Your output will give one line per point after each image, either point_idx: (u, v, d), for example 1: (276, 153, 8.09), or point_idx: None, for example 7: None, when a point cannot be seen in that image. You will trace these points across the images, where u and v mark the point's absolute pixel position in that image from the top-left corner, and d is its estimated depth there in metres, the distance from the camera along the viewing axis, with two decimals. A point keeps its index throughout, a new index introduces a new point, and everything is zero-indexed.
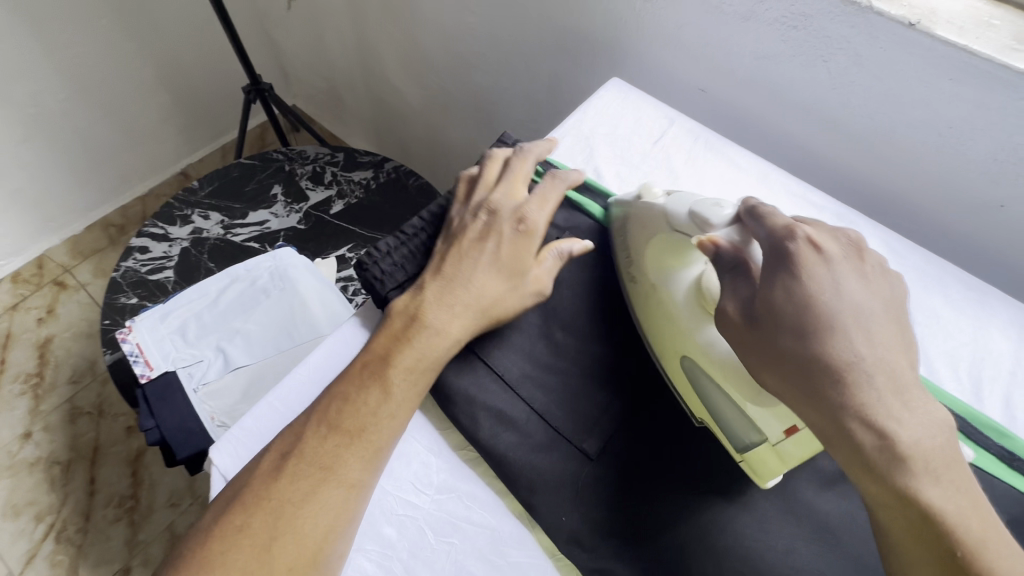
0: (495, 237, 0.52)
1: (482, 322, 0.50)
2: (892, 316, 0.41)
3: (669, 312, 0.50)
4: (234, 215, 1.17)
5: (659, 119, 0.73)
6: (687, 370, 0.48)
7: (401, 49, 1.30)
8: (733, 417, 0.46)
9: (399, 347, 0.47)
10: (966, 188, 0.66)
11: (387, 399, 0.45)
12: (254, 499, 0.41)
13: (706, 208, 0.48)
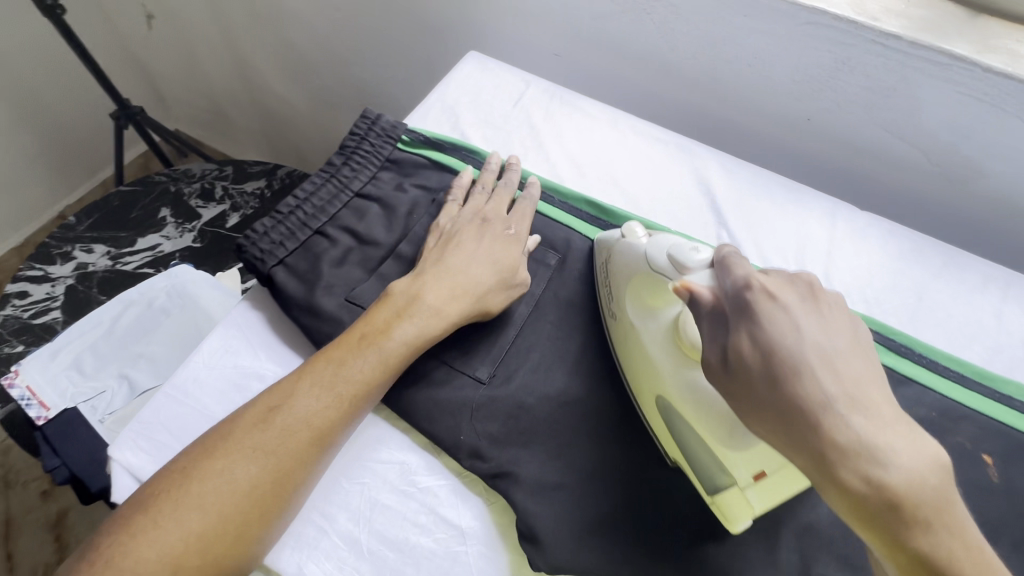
0: (486, 237, 0.57)
1: (475, 307, 0.53)
2: (857, 352, 0.37)
3: (644, 348, 0.50)
4: (121, 244, 1.12)
5: (517, 83, 0.79)
6: (662, 407, 0.48)
7: (276, 55, 1.29)
8: (703, 456, 0.46)
9: (397, 320, 0.51)
10: (778, 106, 0.78)
11: (381, 366, 0.49)
12: (239, 448, 0.44)
13: (683, 250, 0.47)
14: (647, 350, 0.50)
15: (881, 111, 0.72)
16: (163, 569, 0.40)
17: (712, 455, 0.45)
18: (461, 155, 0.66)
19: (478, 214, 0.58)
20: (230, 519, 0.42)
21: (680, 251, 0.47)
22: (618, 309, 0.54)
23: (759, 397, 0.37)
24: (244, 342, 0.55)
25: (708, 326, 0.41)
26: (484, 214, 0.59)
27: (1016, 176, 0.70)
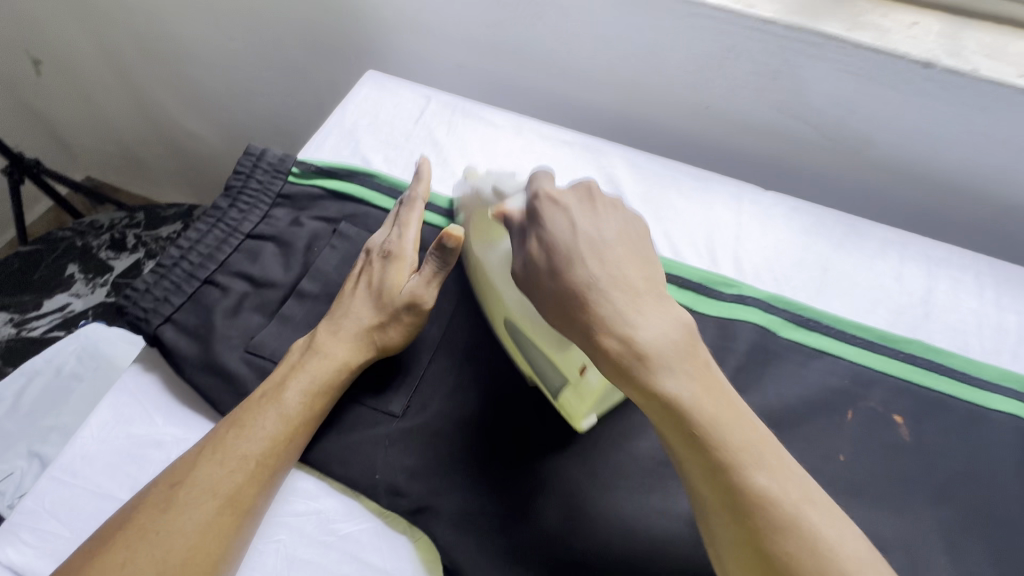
0: (368, 272, 0.55)
1: (370, 344, 0.52)
2: (622, 242, 0.47)
3: (486, 279, 0.53)
4: (26, 309, 1.04)
5: (416, 99, 0.78)
6: (509, 329, 0.52)
7: (177, 90, 1.23)
8: (544, 366, 0.50)
9: (294, 371, 0.50)
10: (679, 97, 0.79)
11: (284, 420, 0.47)
12: (137, 533, 0.42)
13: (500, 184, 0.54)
14: (490, 281, 0.52)
15: (771, 93, 0.74)
16: None
17: (550, 362, 0.49)
18: (358, 180, 0.64)
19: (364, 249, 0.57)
20: None
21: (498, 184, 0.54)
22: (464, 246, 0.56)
23: (572, 317, 0.44)
24: (138, 408, 0.51)
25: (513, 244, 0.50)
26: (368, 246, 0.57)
27: (899, 143, 0.73)
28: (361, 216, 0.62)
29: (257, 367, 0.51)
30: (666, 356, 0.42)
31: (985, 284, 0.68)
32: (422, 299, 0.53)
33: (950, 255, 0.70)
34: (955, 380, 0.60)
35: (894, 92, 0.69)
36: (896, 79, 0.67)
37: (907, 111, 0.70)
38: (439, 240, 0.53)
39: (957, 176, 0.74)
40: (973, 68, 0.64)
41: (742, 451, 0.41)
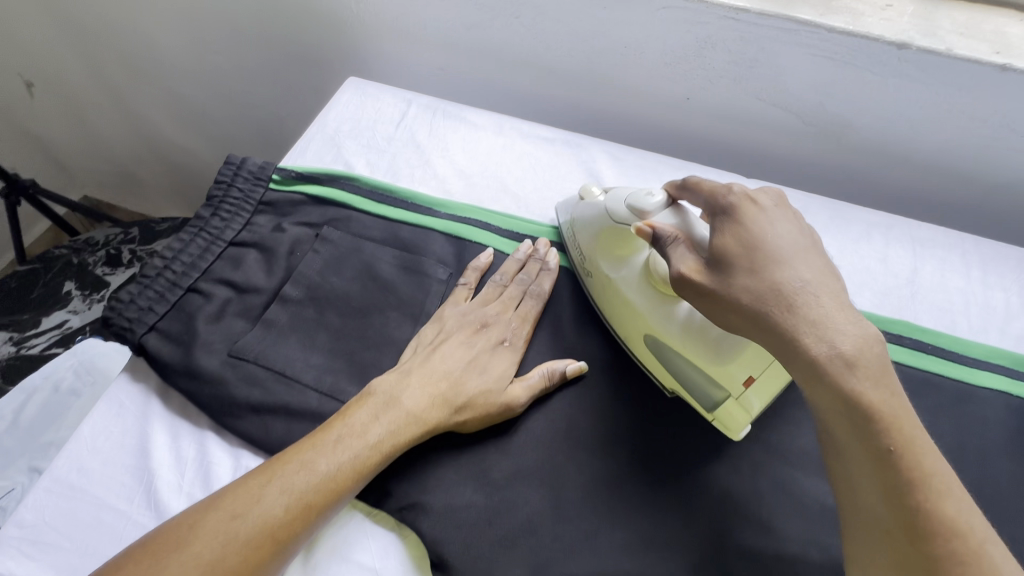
0: (479, 341, 0.54)
1: (452, 415, 0.50)
2: (811, 248, 0.45)
3: (620, 292, 0.54)
4: (25, 327, 1.05)
5: (398, 104, 0.78)
6: (651, 344, 0.52)
7: (168, 106, 1.25)
8: (697, 380, 0.50)
9: (378, 419, 0.48)
10: (659, 90, 0.80)
11: (358, 470, 0.46)
12: (191, 561, 0.40)
13: (638, 199, 0.53)
14: (626, 295, 0.53)
15: (749, 81, 0.74)
16: None
17: (700, 374, 0.50)
18: (339, 185, 0.65)
19: (478, 316, 0.56)
20: None
21: (635, 199, 0.53)
22: (590, 259, 0.58)
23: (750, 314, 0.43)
24: (129, 417, 0.52)
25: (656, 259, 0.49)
26: (487, 315, 0.56)
27: (881, 126, 0.73)
28: (342, 221, 0.63)
29: (241, 371, 0.52)
30: (862, 361, 0.39)
31: (971, 264, 0.68)
32: (515, 402, 0.51)
33: (935, 236, 0.70)
34: (941, 359, 0.60)
35: (871, 74, 0.69)
36: (872, 62, 0.67)
37: (887, 94, 0.70)
38: (565, 366, 0.53)
39: (940, 156, 0.74)
40: (947, 47, 0.64)
41: (930, 477, 0.37)
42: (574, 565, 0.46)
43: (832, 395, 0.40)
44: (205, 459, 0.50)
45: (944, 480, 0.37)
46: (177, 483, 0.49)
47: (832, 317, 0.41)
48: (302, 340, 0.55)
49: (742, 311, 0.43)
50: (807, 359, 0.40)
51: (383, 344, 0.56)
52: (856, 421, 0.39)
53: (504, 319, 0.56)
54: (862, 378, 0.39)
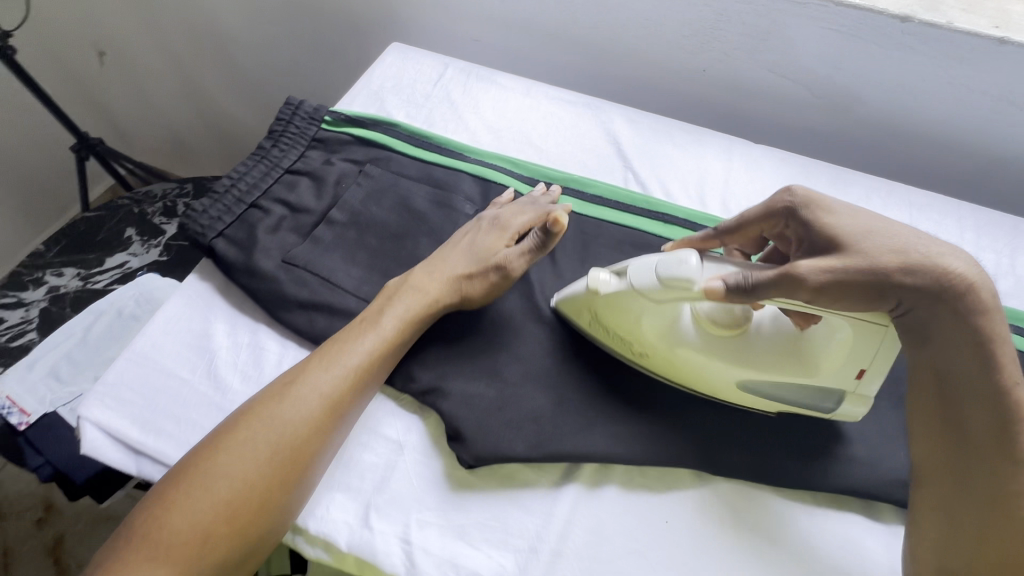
0: (473, 233, 0.62)
1: (451, 287, 0.58)
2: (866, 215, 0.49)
3: (697, 360, 0.52)
4: (91, 265, 1.17)
5: (435, 66, 0.86)
6: (746, 384, 0.52)
7: (224, 75, 1.36)
8: (809, 395, 0.52)
9: (393, 302, 0.56)
10: (676, 61, 0.86)
11: (382, 342, 0.54)
12: (255, 421, 0.48)
13: (668, 266, 0.47)
14: (706, 361, 0.52)
15: (762, 54, 0.80)
16: (192, 528, 0.44)
17: (812, 388, 0.51)
18: (381, 129, 0.73)
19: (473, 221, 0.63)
20: (248, 485, 0.46)
21: (666, 268, 0.47)
22: (637, 339, 0.54)
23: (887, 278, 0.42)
24: (197, 308, 0.61)
25: (759, 292, 0.43)
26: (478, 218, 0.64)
27: (885, 99, 0.78)
28: (382, 160, 0.71)
29: (292, 275, 0.60)
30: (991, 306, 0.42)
31: (965, 227, 0.72)
32: (506, 262, 0.58)
33: (932, 201, 0.74)
34: None
35: (876, 47, 0.73)
36: (876, 35, 0.72)
37: (891, 67, 0.74)
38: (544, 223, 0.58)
39: (943, 129, 0.78)
40: (948, 21, 0.68)
41: None
42: (572, 448, 0.52)
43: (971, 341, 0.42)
44: (260, 345, 0.59)
45: None
46: (233, 362, 0.58)
47: (951, 256, 0.43)
48: (345, 254, 0.63)
49: (869, 284, 0.43)
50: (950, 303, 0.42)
51: (413, 264, 0.64)
52: (983, 360, 0.42)
53: (493, 213, 0.64)
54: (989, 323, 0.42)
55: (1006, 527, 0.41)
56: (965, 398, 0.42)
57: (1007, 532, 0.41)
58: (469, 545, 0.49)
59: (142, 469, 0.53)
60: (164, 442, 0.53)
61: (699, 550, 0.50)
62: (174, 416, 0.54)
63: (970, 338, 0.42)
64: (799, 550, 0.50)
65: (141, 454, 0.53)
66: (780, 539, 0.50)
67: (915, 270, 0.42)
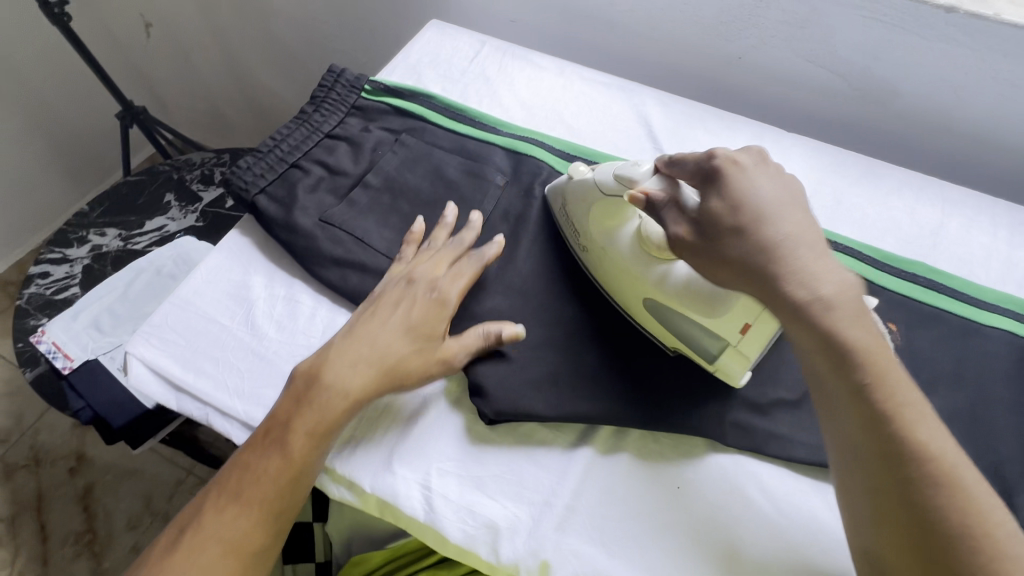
0: (406, 301, 0.56)
1: (384, 375, 0.53)
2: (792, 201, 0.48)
3: (622, 266, 0.56)
4: (132, 227, 1.22)
5: (472, 43, 0.87)
6: (650, 307, 0.55)
7: (264, 50, 1.39)
8: (698, 336, 0.53)
9: (297, 413, 0.50)
10: (712, 46, 0.86)
11: (289, 459, 0.49)
12: (225, 493, 0.49)
13: (628, 167, 0.54)
14: (629, 272, 0.55)
15: (799, 42, 0.80)
16: None
17: (699, 329, 0.52)
18: (417, 101, 0.75)
19: (405, 276, 0.58)
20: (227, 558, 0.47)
21: (626, 168, 0.54)
22: (586, 236, 0.59)
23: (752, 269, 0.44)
24: (239, 260, 0.64)
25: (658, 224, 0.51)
26: (411, 276, 0.58)
27: (924, 92, 0.77)
28: (418, 130, 0.73)
29: (329, 233, 0.63)
30: (840, 304, 0.42)
31: (999, 224, 0.71)
32: (449, 360, 0.54)
33: (966, 197, 0.73)
34: (950, 297, 0.64)
35: (919, 38, 0.72)
36: (919, 25, 0.71)
37: (933, 59, 0.73)
38: (497, 330, 0.55)
39: (981, 125, 0.77)
40: (995, 13, 0.67)
41: (906, 411, 0.40)
42: (592, 411, 0.54)
43: (815, 338, 0.42)
44: (296, 299, 0.62)
45: (916, 411, 0.40)
46: (270, 312, 0.60)
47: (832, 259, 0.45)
48: (378, 218, 0.65)
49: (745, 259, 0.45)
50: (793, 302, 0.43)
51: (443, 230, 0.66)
52: (839, 361, 0.41)
53: (430, 273, 0.58)
54: (843, 320, 0.42)
55: (904, 532, 0.38)
56: (831, 397, 0.42)
57: (906, 537, 0.38)
58: (487, 497, 0.51)
59: (182, 405, 0.56)
60: (204, 381, 0.56)
61: (712, 515, 0.51)
62: (213, 357, 0.58)
63: (814, 338, 0.42)
64: (813, 522, 0.50)
65: (182, 391, 0.57)
66: (793, 511, 0.51)
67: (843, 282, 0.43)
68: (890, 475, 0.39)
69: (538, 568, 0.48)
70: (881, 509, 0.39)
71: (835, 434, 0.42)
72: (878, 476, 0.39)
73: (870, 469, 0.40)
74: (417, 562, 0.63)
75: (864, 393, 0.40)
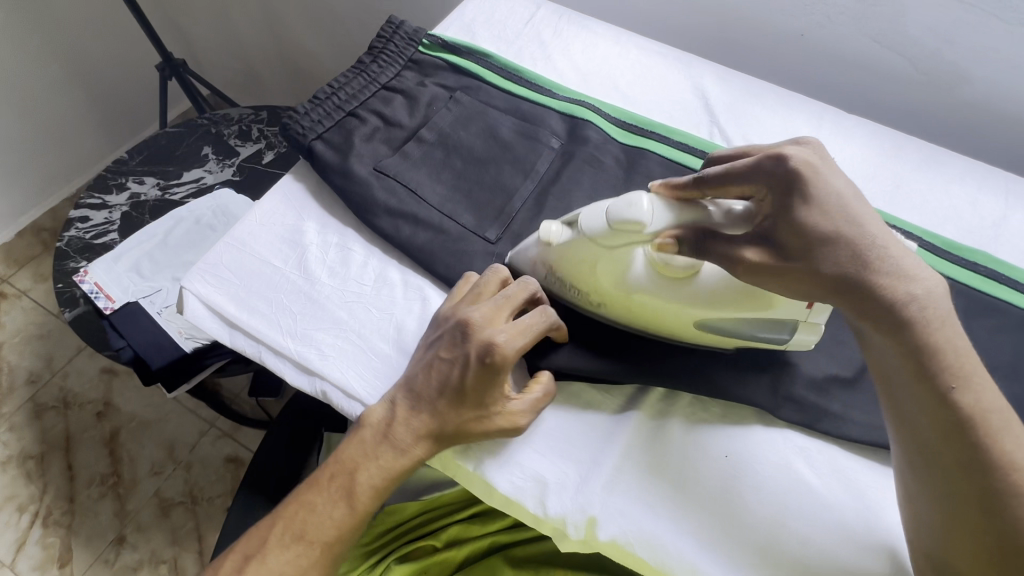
0: (462, 360, 0.49)
1: (455, 429, 0.50)
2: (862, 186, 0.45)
3: (655, 304, 0.51)
4: (169, 177, 1.22)
5: (528, 5, 0.85)
6: (698, 325, 0.52)
7: (303, 8, 1.35)
8: (761, 329, 0.52)
9: (362, 462, 0.50)
10: (775, 21, 0.83)
11: (358, 504, 0.50)
12: (298, 530, 0.49)
13: (619, 212, 0.46)
14: (657, 303, 0.51)
15: (870, 20, 0.77)
16: None
17: (763, 320, 0.51)
18: (472, 58, 0.74)
19: (461, 328, 0.50)
20: None
21: (616, 213, 0.47)
22: (593, 290, 0.53)
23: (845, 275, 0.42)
24: (292, 205, 0.65)
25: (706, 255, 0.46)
26: (467, 328, 0.50)
27: (995, 80, 0.74)
28: (472, 87, 0.72)
29: (383, 183, 0.63)
30: (932, 307, 0.40)
31: None
32: (515, 421, 0.51)
33: None
34: (1010, 289, 0.62)
35: (998, 21, 0.69)
36: (1001, 6, 0.68)
37: (1011, 44, 0.70)
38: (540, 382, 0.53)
39: None
40: None
41: (990, 421, 0.39)
42: (641, 374, 0.55)
43: (898, 346, 0.41)
44: (350, 247, 0.63)
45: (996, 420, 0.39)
46: (322, 258, 0.62)
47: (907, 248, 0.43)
48: (431, 172, 0.65)
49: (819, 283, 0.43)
50: (885, 307, 0.41)
51: (496, 189, 0.65)
52: (924, 374, 0.40)
53: (490, 328, 0.49)
54: (937, 327, 0.40)
55: (979, 540, 0.38)
56: (907, 408, 0.41)
57: (981, 543, 0.38)
58: (532, 452, 0.53)
59: (235, 341, 0.59)
60: (257, 319, 0.58)
61: (762, 485, 0.50)
62: (267, 298, 0.60)
63: (903, 349, 0.41)
64: (867, 498, 0.49)
65: (236, 328, 0.59)
66: (843, 487, 0.50)
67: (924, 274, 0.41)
68: (973, 492, 0.38)
69: (585, 523, 0.50)
70: (959, 518, 0.39)
71: (913, 440, 0.41)
72: (967, 500, 0.39)
73: (950, 478, 0.39)
74: (453, 514, 0.66)
75: (951, 405, 0.39)
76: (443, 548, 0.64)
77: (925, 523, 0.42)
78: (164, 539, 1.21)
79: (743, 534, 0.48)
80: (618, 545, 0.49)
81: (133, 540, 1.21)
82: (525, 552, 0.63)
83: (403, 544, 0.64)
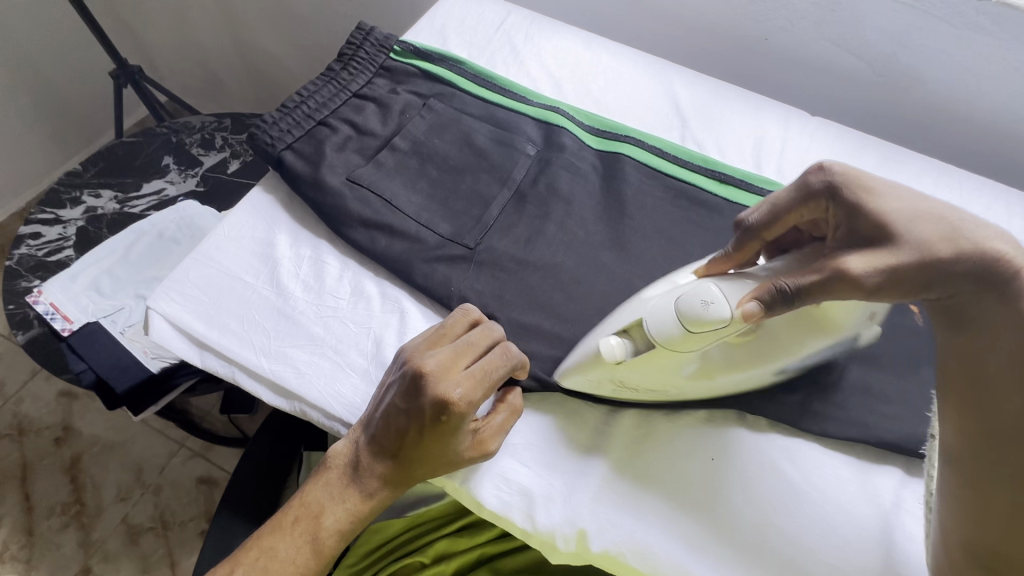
0: (420, 408, 0.46)
1: (417, 467, 0.49)
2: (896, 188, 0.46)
3: (742, 371, 0.50)
4: (128, 189, 1.17)
5: (499, 11, 0.85)
6: (787, 366, 0.51)
7: (266, 12, 1.31)
8: (831, 348, 0.52)
9: (329, 503, 0.49)
10: (738, 27, 0.85)
11: (323, 546, 0.49)
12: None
13: (692, 309, 0.45)
14: (746, 370, 0.50)
15: (829, 26, 0.79)
16: None
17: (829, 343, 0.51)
18: (445, 65, 0.73)
19: (416, 371, 0.47)
20: None
21: (689, 312, 0.45)
22: (672, 389, 0.52)
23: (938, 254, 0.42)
24: (261, 216, 0.63)
25: (802, 300, 0.44)
26: (423, 373, 0.47)
27: (945, 82, 0.78)
28: (444, 95, 0.71)
29: (357, 193, 0.62)
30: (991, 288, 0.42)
31: (1014, 214, 0.72)
32: (491, 448, 0.51)
33: (981, 185, 0.74)
34: None
35: (947, 26, 0.72)
36: (949, 12, 0.71)
37: (959, 48, 0.74)
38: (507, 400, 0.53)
39: (1000, 114, 0.78)
40: None
41: None
42: None
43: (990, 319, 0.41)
44: (324, 260, 0.61)
45: None
46: (295, 272, 0.60)
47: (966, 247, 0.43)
48: (404, 183, 0.64)
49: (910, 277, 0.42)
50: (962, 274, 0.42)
51: (473, 197, 0.64)
52: (1003, 348, 0.41)
53: (444, 376, 0.47)
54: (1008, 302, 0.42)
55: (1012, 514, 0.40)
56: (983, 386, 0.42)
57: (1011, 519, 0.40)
58: (507, 469, 0.52)
59: (206, 362, 0.56)
60: (228, 338, 0.56)
61: (747, 485, 0.51)
62: (238, 315, 0.58)
63: (996, 320, 0.41)
64: (848, 493, 0.51)
65: (206, 348, 0.57)
66: (822, 482, 0.51)
67: (962, 256, 0.42)
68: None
69: (575, 536, 0.50)
70: (1010, 484, 0.40)
71: (980, 412, 0.42)
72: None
73: (1010, 462, 0.41)
74: (442, 528, 0.65)
75: (1021, 375, 0.41)
76: (431, 564, 0.63)
77: (960, 496, 0.43)
78: (133, 568, 1.16)
79: (730, 533, 0.49)
80: (610, 555, 0.49)
81: (99, 571, 1.15)
82: (514, 562, 0.63)
83: (391, 563, 0.63)
